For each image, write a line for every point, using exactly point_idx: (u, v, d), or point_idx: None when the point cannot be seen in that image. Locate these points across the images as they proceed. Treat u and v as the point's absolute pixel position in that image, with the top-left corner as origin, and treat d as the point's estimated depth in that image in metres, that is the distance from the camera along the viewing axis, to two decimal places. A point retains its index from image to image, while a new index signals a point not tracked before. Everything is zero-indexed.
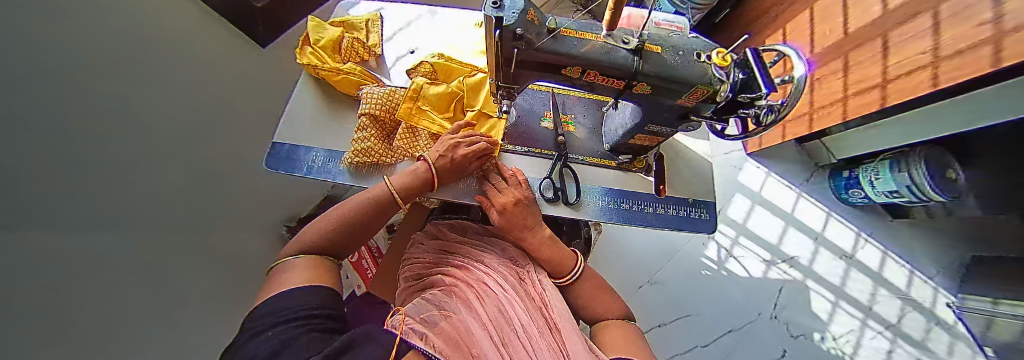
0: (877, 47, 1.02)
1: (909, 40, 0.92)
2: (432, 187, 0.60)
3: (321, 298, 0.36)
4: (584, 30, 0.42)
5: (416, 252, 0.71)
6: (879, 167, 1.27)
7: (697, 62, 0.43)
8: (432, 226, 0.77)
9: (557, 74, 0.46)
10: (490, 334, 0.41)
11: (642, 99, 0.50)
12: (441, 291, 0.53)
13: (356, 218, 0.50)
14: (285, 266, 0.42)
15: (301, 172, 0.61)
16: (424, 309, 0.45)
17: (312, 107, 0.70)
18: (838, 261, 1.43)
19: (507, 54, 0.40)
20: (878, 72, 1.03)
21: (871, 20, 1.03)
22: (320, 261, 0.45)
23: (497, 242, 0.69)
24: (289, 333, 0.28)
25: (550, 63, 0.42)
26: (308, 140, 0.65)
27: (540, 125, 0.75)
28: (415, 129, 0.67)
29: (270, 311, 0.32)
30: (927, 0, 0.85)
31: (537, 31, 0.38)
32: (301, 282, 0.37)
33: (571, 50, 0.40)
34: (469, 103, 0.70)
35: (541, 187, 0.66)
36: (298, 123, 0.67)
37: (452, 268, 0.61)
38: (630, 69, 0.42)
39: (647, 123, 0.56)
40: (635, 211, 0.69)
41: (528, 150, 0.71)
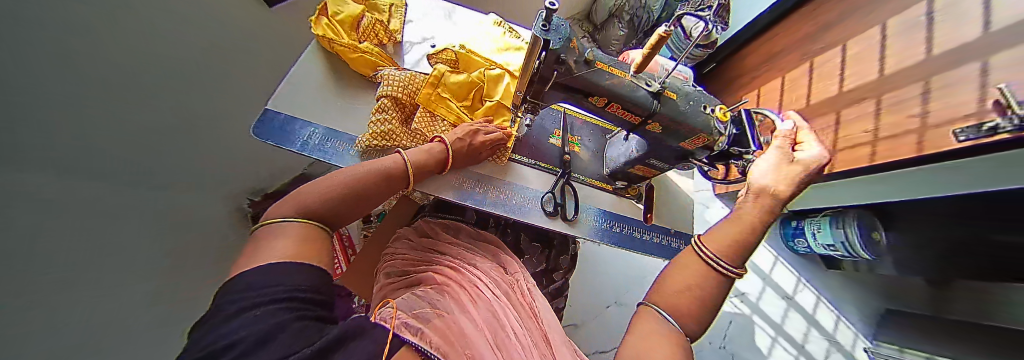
0: (830, 120, 1.19)
1: (855, 119, 1.09)
2: (443, 167, 0.62)
3: (312, 282, 0.34)
4: (615, 66, 0.46)
5: (403, 247, 0.70)
6: (821, 222, 1.46)
7: (704, 114, 0.50)
8: (423, 223, 0.76)
9: (583, 101, 0.49)
10: (485, 335, 0.44)
11: (649, 136, 0.54)
12: (432, 289, 0.54)
13: (364, 189, 0.48)
14: (270, 229, 0.37)
15: (294, 147, 0.57)
16: (417, 306, 0.47)
17: (318, 79, 0.67)
18: (781, 301, 1.59)
19: (546, 75, 0.43)
20: (829, 141, 1.18)
21: (829, 97, 1.20)
22: (313, 229, 0.40)
23: (488, 247, 0.71)
24: (278, 318, 0.27)
25: (581, 89, 0.46)
26: (306, 114, 0.62)
27: (548, 142, 0.77)
28: (435, 115, 0.68)
29: (256, 286, 0.29)
30: (873, 89, 1.03)
31: (577, 59, 0.42)
32: (292, 257, 0.34)
33: (603, 82, 0.44)
34: (488, 93, 0.72)
35: (541, 200, 0.68)
36: (299, 96, 0.64)
37: (444, 266, 0.61)
38: (649, 109, 0.47)
39: (649, 158, 0.61)
40: (624, 234, 0.73)
41: (535, 163, 0.74)
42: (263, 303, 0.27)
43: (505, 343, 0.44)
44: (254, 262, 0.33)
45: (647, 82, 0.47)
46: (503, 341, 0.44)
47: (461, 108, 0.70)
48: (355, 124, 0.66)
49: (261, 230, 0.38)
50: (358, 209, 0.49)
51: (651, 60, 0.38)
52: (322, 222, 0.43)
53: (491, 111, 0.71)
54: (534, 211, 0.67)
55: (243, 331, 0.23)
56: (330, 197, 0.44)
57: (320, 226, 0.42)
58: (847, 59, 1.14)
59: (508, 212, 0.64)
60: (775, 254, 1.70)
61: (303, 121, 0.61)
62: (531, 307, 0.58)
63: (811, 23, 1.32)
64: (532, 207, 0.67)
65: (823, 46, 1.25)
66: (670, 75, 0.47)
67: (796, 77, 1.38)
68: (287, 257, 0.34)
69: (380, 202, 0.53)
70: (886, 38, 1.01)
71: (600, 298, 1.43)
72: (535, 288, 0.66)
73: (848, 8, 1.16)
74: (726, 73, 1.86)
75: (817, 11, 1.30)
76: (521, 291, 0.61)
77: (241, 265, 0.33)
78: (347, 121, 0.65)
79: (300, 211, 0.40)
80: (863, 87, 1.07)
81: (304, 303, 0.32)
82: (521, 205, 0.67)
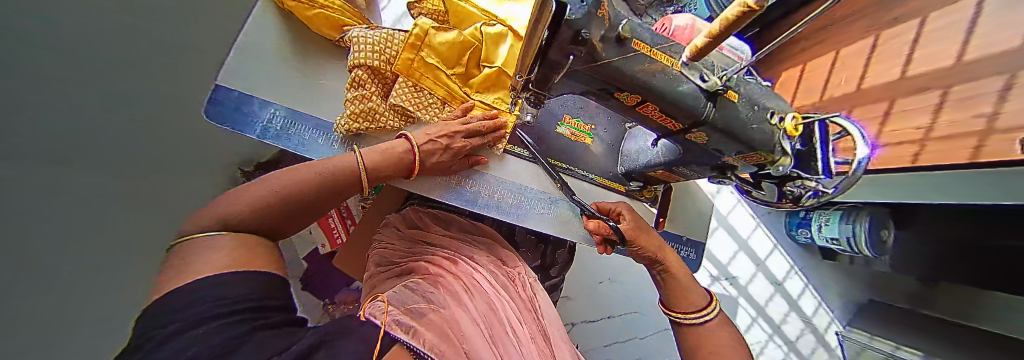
0: (880, 109, 1.03)
1: (912, 113, 0.94)
2: (410, 173, 0.53)
3: (271, 291, 0.30)
4: (658, 49, 0.36)
5: (391, 236, 0.66)
6: (827, 216, 1.41)
7: (769, 125, 0.41)
8: (412, 211, 0.70)
9: (609, 97, 0.41)
10: (481, 329, 0.43)
11: (687, 144, 0.48)
12: (424, 280, 0.51)
13: (306, 200, 0.41)
14: (182, 257, 0.28)
15: (254, 134, 0.49)
16: (409, 299, 0.44)
17: (274, 40, 0.56)
18: (770, 286, 1.63)
19: (558, 61, 0.32)
20: (870, 135, 1.06)
21: (888, 81, 1.03)
22: (247, 244, 0.33)
23: (483, 240, 0.67)
24: (245, 328, 0.23)
25: (609, 81, 0.36)
26: (260, 90, 0.52)
27: (557, 131, 0.68)
28: (421, 88, 0.57)
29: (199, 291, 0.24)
30: (940, 77, 0.88)
31: (602, 35, 0.31)
32: (227, 267, 0.28)
33: (637, 75, 0.35)
34: (487, 57, 0.59)
35: (532, 210, 0.62)
36: (255, 71, 0.53)
37: (438, 256, 0.58)
38: (700, 117, 0.39)
39: (677, 166, 0.55)
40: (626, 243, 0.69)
41: (535, 157, 0.65)
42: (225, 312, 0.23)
43: (503, 341, 0.43)
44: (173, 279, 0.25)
45: (700, 76, 0.37)
46: (499, 335, 0.44)
47: (452, 78, 0.59)
48: (330, 98, 0.58)
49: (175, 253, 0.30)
50: (302, 217, 0.42)
51: (709, 52, 0.24)
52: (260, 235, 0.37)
53: (489, 81, 0.60)
54: (531, 212, 0.62)
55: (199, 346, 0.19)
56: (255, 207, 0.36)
57: (255, 241, 0.35)
58: (921, 37, 0.95)
59: (499, 214, 0.60)
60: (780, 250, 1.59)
61: (258, 101, 0.52)
62: (530, 300, 0.58)
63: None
64: (529, 207, 0.62)
65: (894, 19, 1.05)
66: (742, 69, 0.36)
67: (851, 55, 1.18)
68: (225, 266, 0.28)
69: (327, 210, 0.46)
70: (980, 14, 0.81)
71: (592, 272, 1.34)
72: (535, 281, 0.65)
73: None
74: (769, 41, 1.61)
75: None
76: (521, 284, 0.60)
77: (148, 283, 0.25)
78: (309, 100, 0.56)
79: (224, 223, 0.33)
80: (931, 75, 0.91)
81: (264, 311, 0.28)
82: (517, 206, 0.62)
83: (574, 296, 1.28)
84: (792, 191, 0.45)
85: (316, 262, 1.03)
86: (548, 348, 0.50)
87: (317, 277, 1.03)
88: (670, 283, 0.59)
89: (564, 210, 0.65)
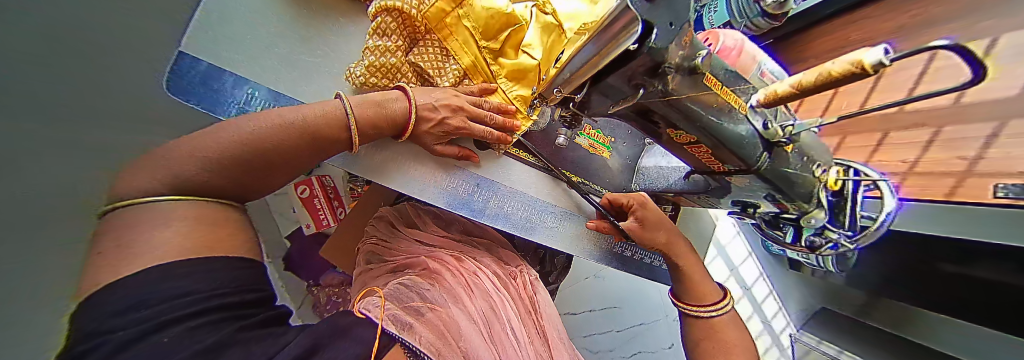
0: None
1: None
2: (401, 133, 0.50)
3: (249, 283, 0.30)
4: (729, 87, 0.35)
5: (385, 233, 0.63)
6: None
7: (814, 175, 0.42)
8: (410, 208, 0.67)
9: (660, 130, 0.41)
10: (478, 325, 0.44)
11: (722, 181, 0.50)
12: (420, 277, 0.50)
13: (273, 157, 0.38)
14: (134, 215, 0.28)
15: (224, 114, 0.47)
16: (406, 297, 0.43)
17: (252, 16, 0.56)
18: (739, 291, 1.49)
19: (630, 91, 0.32)
20: None
21: None
22: (207, 208, 0.33)
23: (483, 239, 0.66)
24: (221, 335, 0.24)
25: (652, 112, 0.36)
26: (236, 65, 0.52)
27: (575, 141, 0.65)
28: (447, 53, 0.53)
29: (157, 285, 0.22)
30: None
31: (679, 65, 0.28)
32: (186, 252, 0.27)
33: (700, 115, 0.35)
34: (528, 42, 0.53)
35: (533, 209, 0.61)
36: (241, 47, 0.53)
37: (434, 254, 0.56)
38: (754, 166, 0.39)
39: (704, 194, 0.57)
40: (629, 256, 0.72)
41: (549, 168, 0.63)
42: (197, 312, 0.23)
43: (500, 340, 0.44)
44: (119, 259, 0.24)
45: (764, 121, 0.37)
46: (496, 332, 0.45)
47: (484, 53, 0.53)
48: (315, 76, 0.58)
49: (117, 214, 0.28)
50: (279, 176, 0.41)
51: (803, 98, 0.25)
52: (224, 197, 0.36)
53: (515, 72, 0.55)
54: (539, 224, 0.61)
55: None
56: (207, 161, 0.33)
57: (214, 199, 0.34)
58: None
59: (509, 227, 0.58)
60: (760, 269, 1.52)
61: (234, 79, 0.50)
62: (530, 299, 0.58)
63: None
64: (539, 221, 0.61)
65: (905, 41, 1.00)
66: (810, 129, 0.36)
67: None
68: (186, 253, 0.27)
69: (298, 172, 0.44)
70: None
71: (579, 268, 1.37)
72: (536, 277, 0.64)
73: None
74: None
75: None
76: (522, 283, 0.59)
77: (102, 267, 0.24)
78: (296, 77, 0.56)
79: (178, 187, 0.31)
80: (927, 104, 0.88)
81: (241, 307, 0.28)
82: (522, 216, 0.60)
83: (558, 288, 1.33)
84: (817, 241, 0.47)
85: (300, 241, 1.01)
86: (546, 349, 0.51)
87: (301, 257, 1.01)
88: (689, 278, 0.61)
89: (573, 225, 0.65)
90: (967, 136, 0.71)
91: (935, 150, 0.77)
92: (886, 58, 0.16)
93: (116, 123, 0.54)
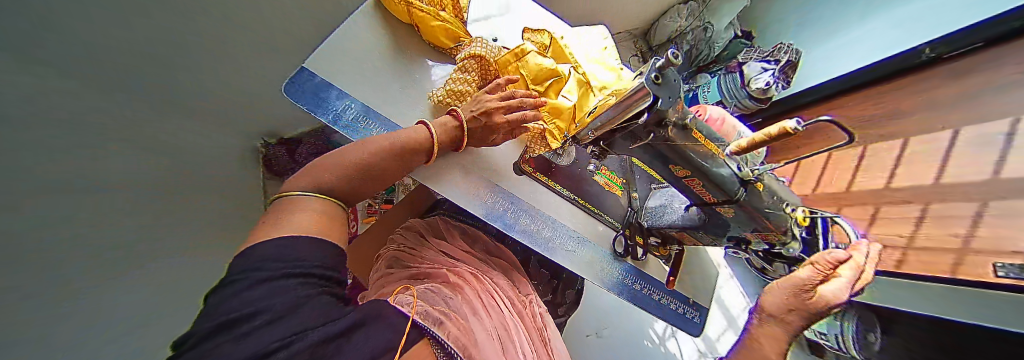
0: (866, 212, 1.11)
1: (894, 222, 1.01)
2: (458, 146, 0.58)
3: (336, 263, 0.36)
4: (711, 138, 0.44)
5: (417, 241, 0.68)
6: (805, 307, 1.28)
7: (783, 211, 0.48)
8: (441, 221, 0.74)
9: (662, 167, 0.49)
10: (495, 338, 0.45)
11: (713, 213, 0.56)
12: (445, 286, 0.53)
13: (372, 162, 0.45)
14: (285, 203, 0.37)
15: (323, 118, 0.55)
16: (433, 301, 0.46)
17: (361, 41, 0.64)
18: None
19: (643, 136, 0.41)
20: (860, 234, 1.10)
21: (873, 189, 1.11)
22: (332, 206, 0.41)
23: (501, 262, 0.70)
24: (311, 291, 0.30)
25: (667, 157, 0.45)
26: (339, 79, 0.60)
27: (594, 178, 0.75)
28: (506, 92, 0.68)
29: (276, 252, 0.30)
30: (920, 194, 0.96)
31: (676, 115, 0.39)
32: (311, 232, 0.35)
33: (697, 160, 0.44)
34: (567, 90, 0.66)
35: (559, 233, 0.66)
36: (349, 65, 0.62)
37: (458, 268, 0.60)
38: (734, 197, 0.47)
39: (701, 230, 0.63)
40: (642, 294, 0.72)
41: (573, 197, 0.71)
42: (299, 273, 0.30)
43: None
44: (267, 229, 0.33)
45: (739, 165, 0.45)
46: (510, 348, 0.46)
47: (533, 94, 0.65)
48: (393, 95, 0.65)
49: (278, 202, 0.38)
50: (378, 185, 0.49)
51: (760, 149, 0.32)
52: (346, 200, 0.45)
53: (555, 110, 0.65)
54: (561, 247, 0.65)
55: (272, 301, 0.25)
56: (349, 171, 0.43)
57: (339, 202, 0.43)
58: (903, 157, 1.05)
59: (534, 245, 0.61)
60: None
61: (339, 92, 0.59)
62: (542, 333, 0.58)
63: (874, 107, 1.21)
64: (561, 242, 0.65)
65: (888, 133, 1.13)
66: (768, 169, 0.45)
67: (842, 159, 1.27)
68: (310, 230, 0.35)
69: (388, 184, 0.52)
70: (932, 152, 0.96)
71: (581, 325, 1.32)
72: (546, 313, 0.64)
73: (922, 101, 1.04)
74: None
75: (890, 94, 1.15)
76: (534, 315, 0.60)
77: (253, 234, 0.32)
78: (382, 94, 0.64)
79: (319, 186, 0.40)
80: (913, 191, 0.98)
81: (330, 279, 0.34)
82: (548, 239, 0.64)
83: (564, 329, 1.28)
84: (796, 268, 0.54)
85: None
86: None
87: None
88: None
89: (590, 252, 0.68)
90: None
91: None
92: (797, 126, 0.25)
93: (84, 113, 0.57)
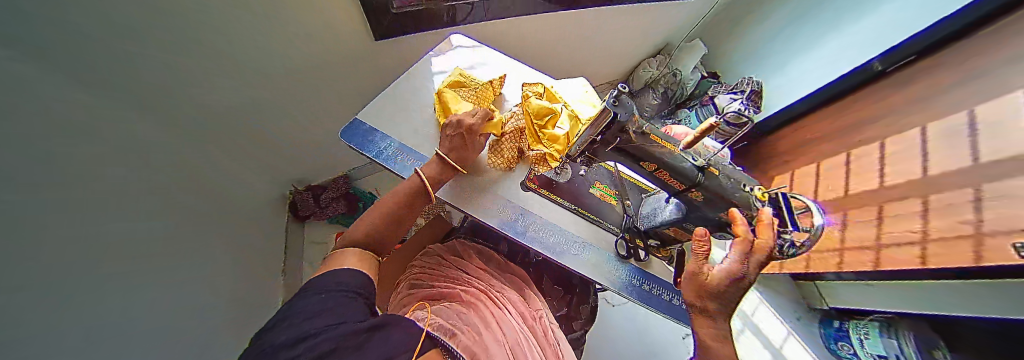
0: (872, 213, 1.04)
1: (902, 218, 0.95)
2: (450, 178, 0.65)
3: (369, 288, 0.44)
4: (666, 138, 0.47)
5: (434, 262, 0.72)
6: (868, 326, 1.20)
7: (741, 190, 0.46)
8: (457, 243, 0.79)
9: (633, 163, 0.50)
10: (506, 353, 0.47)
11: (688, 203, 0.52)
12: (457, 306, 0.56)
13: (394, 213, 0.56)
14: (332, 257, 0.49)
15: (369, 153, 0.71)
16: (448, 319, 0.49)
17: (398, 98, 0.82)
18: None
19: (609, 140, 0.47)
20: (873, 236, 1.02)
21: (871, 189, 1.06)
22: (363, 257, 0.50)
23: (512, 278, 0.72)
24: (343, 301, 0.37)
25: (636, 155, 0.48)
26: (381, 125, 0.77)
27: (590, 191, 0.78)
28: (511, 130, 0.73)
29: (326, 281, 0.40)
30: (916, 187, 0.92)
31: (638, 125, 0.45)
32: (351, 267, 0.45)
33: (657, 152, 0.45)
34: (563, 123, 0.73)
35: (565, 240, 0.70)
36: (389, 114, 0.80)
37: (472, 286, 0.63)
38: (693, 180, 0.46)
39: (685, 222, 0.58)
40: (654, 294, 0.72)
41: (573, 207, 0.76)
42: (338, 290, 0.39)
43: None
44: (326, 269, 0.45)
45: (693, 156, 0.46)
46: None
47: (534, 129, 0.71)
48: (415, 133, 0.78)
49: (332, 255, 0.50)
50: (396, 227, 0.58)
51: (700, 141, 0.41)
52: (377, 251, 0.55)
53: (553, 139, 0.71)
54: (567, 252, 0.69)
55: (312, 307, 0.34)
56: (370, 225, 0.54)
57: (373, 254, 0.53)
58: (886, 156, 1.04)
59: (543, 249, 0.67)
60: None
61: (382, 135, 0.75)
62: (553, 348, 0.57)
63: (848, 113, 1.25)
64: (567, 247, 0.70)
65: (862, 140, 1.15)
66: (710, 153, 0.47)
67: (831, 166, 1.25)
68: (353, 266, 0.46)
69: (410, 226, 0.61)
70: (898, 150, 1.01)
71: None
72: (557, 329, 0.63)
73: (882, 108, 1.13)
74: None
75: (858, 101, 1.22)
76: (545, 331, 0.60)
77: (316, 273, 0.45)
78: (408, 134, 0.77)
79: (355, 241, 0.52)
80: (907, 186, 0.95)
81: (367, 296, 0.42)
82: (556, 245, 0.69)
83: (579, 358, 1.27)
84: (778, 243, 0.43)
85: None
86: None
87: None
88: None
89: (595, 255, 0.71)
90: (955, 203, 0.81)
91: (940, 219, 0.84)
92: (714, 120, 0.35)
93: (156, 184, 0.69)
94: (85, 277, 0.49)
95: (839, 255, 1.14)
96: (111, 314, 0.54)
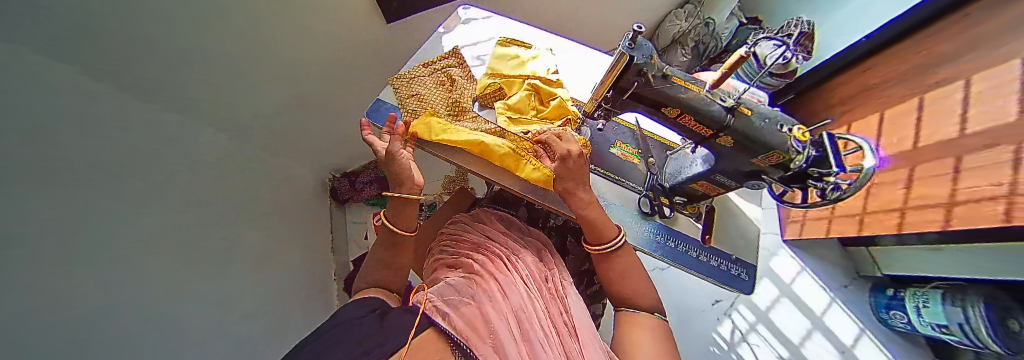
0: (946, 166, 0.89)
1: (980, 171, 0.80)
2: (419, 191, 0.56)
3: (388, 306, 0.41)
4: (689, 80, 0.45)
5: (457, 228, 0.77)
6: (929, 295, 1.10)
7: (778, 132, 0.43)
8: (480, 211, 0.83)
9: (654, 111, 0.48)
10: (509, 322, 0.44)
11: (716, 151, 0.50)
12: (467, 278, 0.57)
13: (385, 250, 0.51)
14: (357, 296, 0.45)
15: None
16: (452, 293, 0.49)
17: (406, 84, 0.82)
18: None
19: (626, 86, 0.45)
20: (944, 194, 0.89)
21: (946, 139, 0.90)
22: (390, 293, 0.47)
23: (532, 243, 0.74)
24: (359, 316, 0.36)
25: (656, 102, 0.46)
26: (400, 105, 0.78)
27: (610, 151, 0.75)
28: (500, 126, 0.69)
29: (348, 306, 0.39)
30: (1002, 134, 0.74)
31: (656, 68, 0.43)
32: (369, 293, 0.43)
33: (678, 95, 0.44)
34: (549, 94, 0.74)
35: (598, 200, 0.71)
36: None
37: (486, 254, 0.65)
38: (722, 122, 0.43)
39: (715, 174, 0.55)
40: (681, 251, 0.70)
41: (596, 168, 0.74)
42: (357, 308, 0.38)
43: (528, 334, 0.43)
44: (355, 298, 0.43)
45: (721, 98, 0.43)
46: (526, 327, 0.45)
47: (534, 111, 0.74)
48: None
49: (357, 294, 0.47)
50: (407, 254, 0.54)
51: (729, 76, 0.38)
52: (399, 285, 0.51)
53: (555, 112, 0.73)
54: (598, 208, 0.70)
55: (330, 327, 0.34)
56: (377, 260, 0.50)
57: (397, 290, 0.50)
58: (971, 97, 0.84)
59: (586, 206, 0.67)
60: (888, 355, 1.31)
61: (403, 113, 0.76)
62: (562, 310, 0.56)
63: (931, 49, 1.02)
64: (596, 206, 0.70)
65: (941, 79, 0.96)
66: (740, 91, 0.43)
67: (900, 116, 1.09)
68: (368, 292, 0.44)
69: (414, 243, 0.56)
70: (971, 93, 0.84)
71: None
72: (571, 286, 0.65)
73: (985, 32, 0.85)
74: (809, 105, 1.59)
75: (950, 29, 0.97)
76: (557, 292, 0.60)
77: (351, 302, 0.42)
78: None
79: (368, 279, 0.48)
80: (995, 131, 0.76)
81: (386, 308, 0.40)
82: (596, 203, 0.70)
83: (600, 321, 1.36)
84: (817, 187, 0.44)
85: None
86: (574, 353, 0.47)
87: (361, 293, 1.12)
88: (624, 342, 0.43)
89: (617, 213, 0.71)
90: None
91: None
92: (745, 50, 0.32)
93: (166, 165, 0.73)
94: (101, 250, 0.52)
95: (900, 215, 1.03)
96: (153, 286, 0.62)
